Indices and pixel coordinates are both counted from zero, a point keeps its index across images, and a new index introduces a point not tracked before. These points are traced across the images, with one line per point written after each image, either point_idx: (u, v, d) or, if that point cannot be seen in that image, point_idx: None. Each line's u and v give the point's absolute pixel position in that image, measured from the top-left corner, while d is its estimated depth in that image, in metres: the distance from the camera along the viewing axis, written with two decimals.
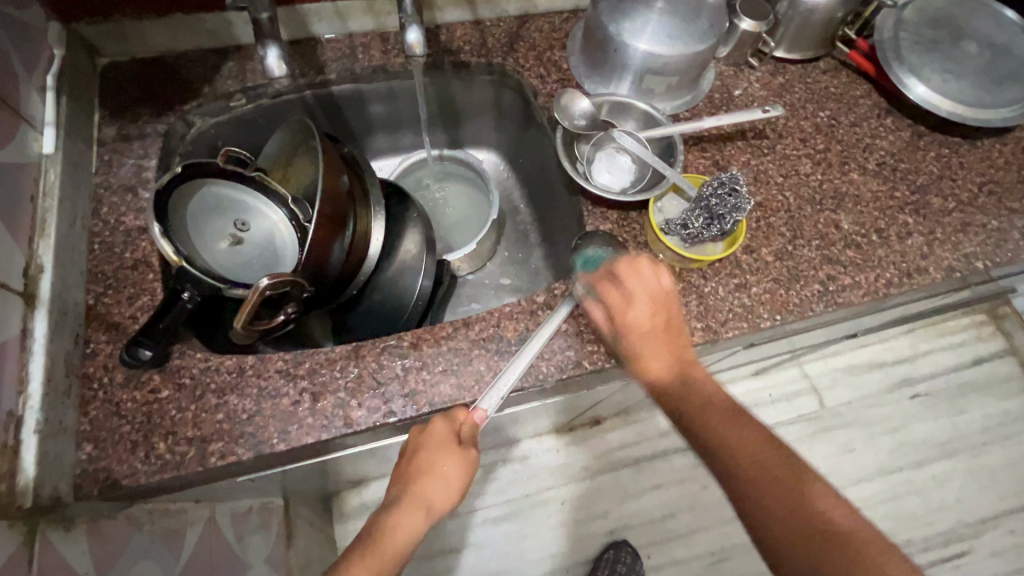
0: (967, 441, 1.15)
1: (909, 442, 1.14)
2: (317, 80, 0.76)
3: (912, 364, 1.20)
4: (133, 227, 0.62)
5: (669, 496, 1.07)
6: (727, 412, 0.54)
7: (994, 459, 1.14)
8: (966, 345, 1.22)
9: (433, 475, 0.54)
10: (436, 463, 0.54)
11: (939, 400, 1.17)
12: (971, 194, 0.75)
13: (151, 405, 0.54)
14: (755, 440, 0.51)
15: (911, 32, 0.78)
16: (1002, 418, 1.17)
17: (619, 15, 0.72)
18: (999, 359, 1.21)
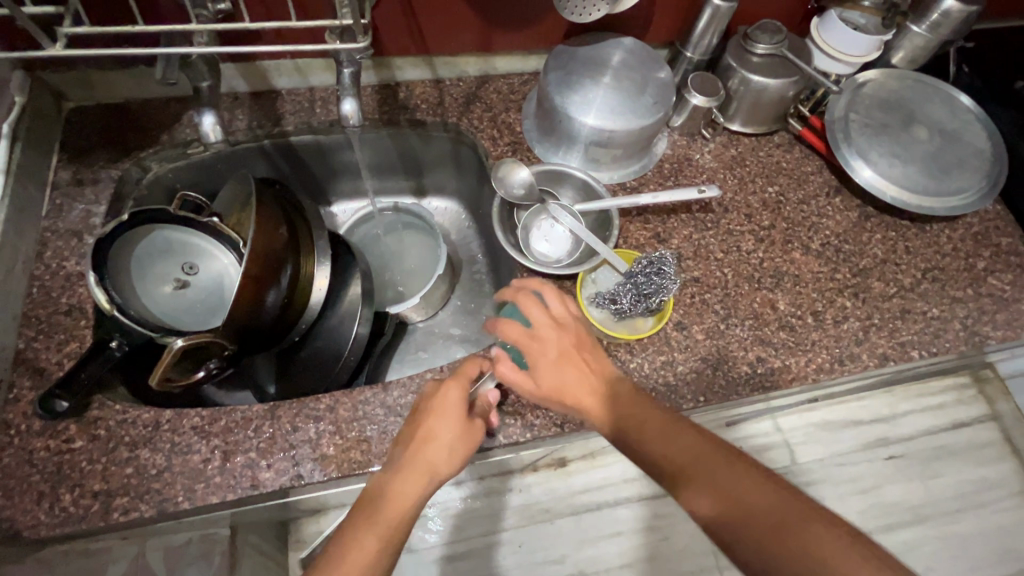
0: (941, 507, 0.94)
1: (879, 505, 0.93)
2: (275, 131, 0.78)
3: (890, 423, 0.97)
4: (72, 273, 0.64)
5: (651, 553, 0.85)
6: (690, 445, 0.46)
7: (970, 527, 0.93)
8: (946, 409, 0.99)
9: (421, 452, 0.52)
10: (421, 439, 0.53)
11: (914, 463, 0.95)
12: (914, 280, 0.75)
13: (63, 456, 0.56)
14: (729, 472, 0.42)
15: (861, 114, 0.79)
16: (978, 485, 0.95)
17: (566, 87, 0.73)
18: (982, 424, 0.99)
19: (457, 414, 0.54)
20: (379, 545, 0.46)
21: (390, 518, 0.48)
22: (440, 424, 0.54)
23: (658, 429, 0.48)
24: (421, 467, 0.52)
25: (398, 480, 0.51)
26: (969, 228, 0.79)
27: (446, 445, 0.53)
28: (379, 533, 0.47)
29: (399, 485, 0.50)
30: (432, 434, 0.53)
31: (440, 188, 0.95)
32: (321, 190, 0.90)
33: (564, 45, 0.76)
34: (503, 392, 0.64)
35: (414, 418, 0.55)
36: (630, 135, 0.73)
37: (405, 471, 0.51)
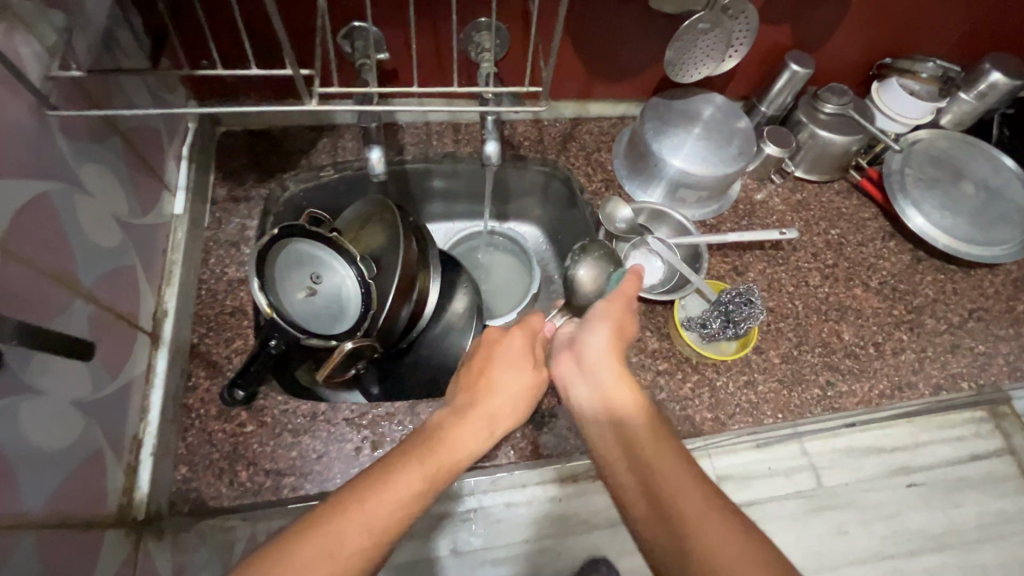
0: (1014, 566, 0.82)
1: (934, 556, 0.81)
2: (395, 159, 0.88)
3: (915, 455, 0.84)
4: (234, 278, 0.73)
5: None
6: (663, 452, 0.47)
7: None
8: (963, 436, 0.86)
9: (489, 401, 0.57)
10: (485, 388, 0.58)
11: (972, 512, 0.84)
12: (961, 318, 0.85)
13: (238, 437, 0.64)
14: (691, 493, 0.43)
15: (915, 169, 0.89)
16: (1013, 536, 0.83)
17: (661, 134, 0.83)
18: None
19: (522, 372, 0.60)
20: (424, 479, 0.47)
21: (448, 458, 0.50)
22: (507, 378, 0.59)
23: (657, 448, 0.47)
24: (484, 417, 0.55)
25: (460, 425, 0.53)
26: (1009, 275, 0.89)
27: (512, 397, 0.58)
28: (432, 467, 0.48)
29: (461, 432, 0.53)
30: (499, 386, 0.58)
31: (525, 214, 1.03)
32: (420, 210, 0.99)
33: (659, 97, 0.86)
34: None
35: (481, 370, 0.60)
36: (715, 179, 0.82)
37: (470, 418, 0.55)
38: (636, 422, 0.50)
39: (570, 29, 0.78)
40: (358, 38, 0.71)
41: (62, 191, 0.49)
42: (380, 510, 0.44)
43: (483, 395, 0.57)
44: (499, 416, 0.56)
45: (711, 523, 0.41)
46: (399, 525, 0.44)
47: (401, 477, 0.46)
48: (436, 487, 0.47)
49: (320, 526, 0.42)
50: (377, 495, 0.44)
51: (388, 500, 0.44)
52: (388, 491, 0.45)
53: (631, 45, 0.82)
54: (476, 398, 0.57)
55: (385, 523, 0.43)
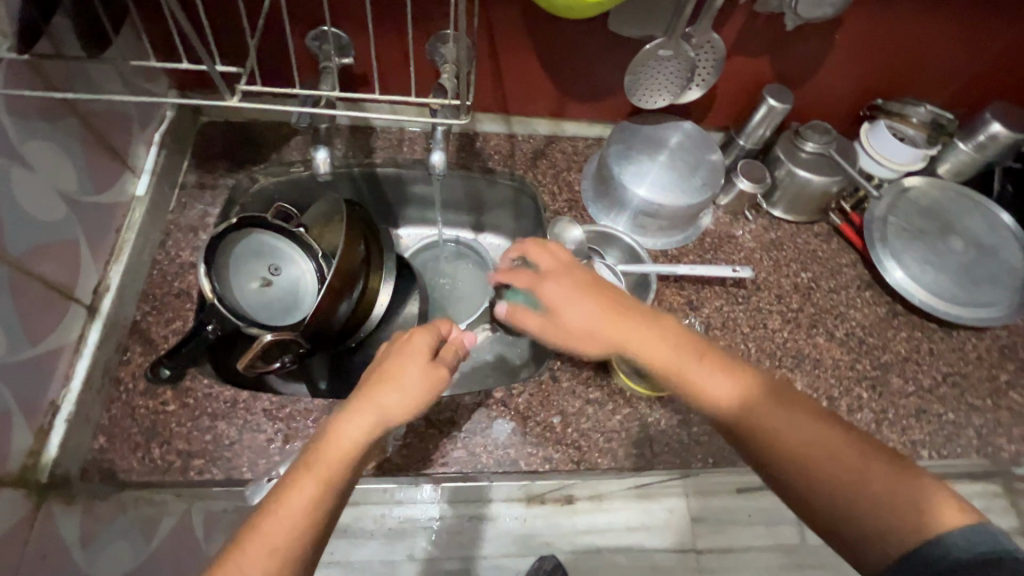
0: None
1: None
2: (365, 161, 0.90)
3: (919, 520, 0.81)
4: (186, 262, 0.76)
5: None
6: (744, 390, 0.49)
7: None
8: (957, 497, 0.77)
9: (379, 396, 0.51)
10: (378, 382, 0.52)
11: None
12: (933, 381, 0.79)
13: (157, 415, 0.66)
14: (779, 412, 0.47)
15: (900, 217, 0.84)
16: None
17: (624, 159, 0.82)
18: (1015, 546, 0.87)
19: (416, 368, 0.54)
20: (314, 492, 0.45)
21: (332, 461, 0.47)
22: (404, 370, 0.53)
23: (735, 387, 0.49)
24: (375, 408, 0.51)
25: (343, 422, 0.50)
26: (997, 339, 0.82)
27: (404, 387, 0.52)
28: (322, 472, 0.47)
29: (348, 432, 0.49)
30: (396, 378, 0.52)
31: (498, 226, 1.02)
32: (391, 213, 1.00)
33: (627, 121, 0.85)
34: (529, 425, 0.71)
35: (377, 363, 0.54)
36: (676, 210, 0.81)
37: (356, 415, 0.50)
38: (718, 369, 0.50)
39: (538, 47, 0.77)
40: (327, 41, 0.72)
41: None
42: (291, 515, 0.44)
43: (375, 388, 0.52)
44: (391, 406, 0.51)
45: (823, 452, 0.44)
46: (317, 520, 0.45)
47: (303, 487, 0.46)
48: (334, 498, 0.46)
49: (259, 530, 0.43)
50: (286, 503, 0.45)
51: (292, 511, 0.44)
52: (291, 500, 0.45)
53: (604, 66, 0.80)
54: (367, 391, 0.51)
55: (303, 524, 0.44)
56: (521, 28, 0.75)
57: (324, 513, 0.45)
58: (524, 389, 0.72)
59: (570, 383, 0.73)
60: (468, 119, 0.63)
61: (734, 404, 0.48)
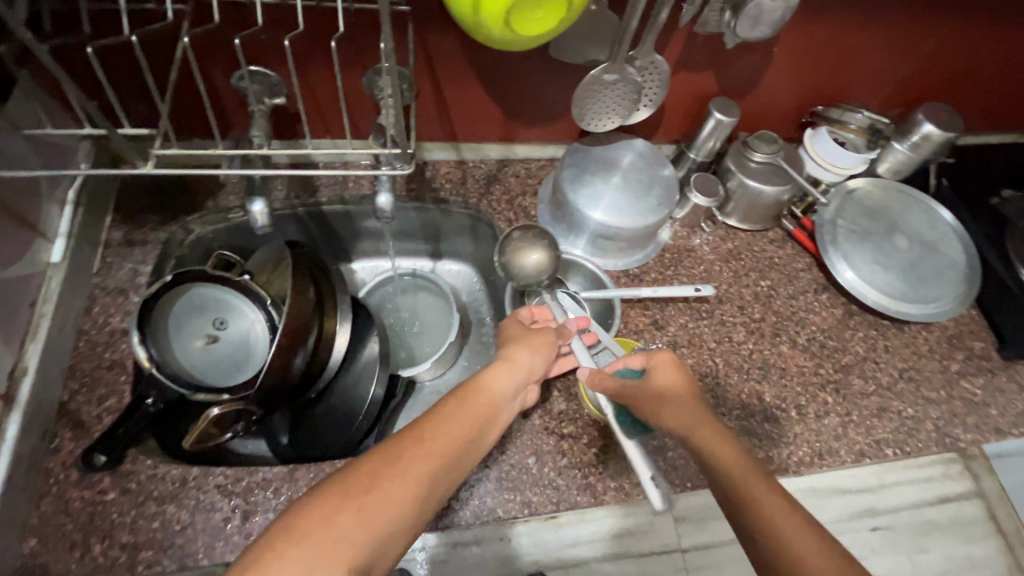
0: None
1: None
2: (308, 201, 0.85)
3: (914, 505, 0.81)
4: (117, 329, 0.70)
5: None
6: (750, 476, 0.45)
7: None
8: (932, 483, 0.77)
9: (515, 354, 0.63)
10: (515, 346, 0.64)
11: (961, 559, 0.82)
12: (891, 379, 0.81)
13: (96, 506, 0.60)
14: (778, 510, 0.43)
15: (848, 220, 0.86)
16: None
17: (577, 182, 0.81)
18: None
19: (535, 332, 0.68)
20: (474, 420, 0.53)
21: (483, 402, 0.55)
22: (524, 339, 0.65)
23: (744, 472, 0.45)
24: (515, 363, 0.62)
25: (492, 372, 0.59)
26: (945, 331, 0.85)
27: (536, 346, 0.65)
28: (472, 409, 0.54)
29: (496, 379, 0.59)
30: (529, 338, 0.66)
31: (457, 254, 0.98)
32: (343, 249, 0.95)
33: (579, 143, 0.84)
34: (503, 469, 0.68)
35: (508, 337, 0.68)
36: (634, 231, 0.80)
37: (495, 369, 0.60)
38: (757, 484, 0.45)
39: (481, 75, 0.74)
40: (255, 81, 0.66)
41: None
42: (433, 445, 0.48)
43: (515, 348, 0.64)
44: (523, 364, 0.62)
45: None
46: (454, 457, 0.48)
47: (456, 425, 0.51)
48: (482, 434, 0.53)
49: (396, 460, 0.45)
50: (417, 451, 0.47)
51: (439, 440, 0.48)
52: (424, 443, 0.47)
53: (550, 90, 0.78)
54: (508, 352, 0.63)
55: (437, 462, 0.47)
56: (462, 58, 0.71)
57: (467, 458, 0.50)
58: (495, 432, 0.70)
59: (542, 419, 0.71)
60: (411, 167, 0.62)
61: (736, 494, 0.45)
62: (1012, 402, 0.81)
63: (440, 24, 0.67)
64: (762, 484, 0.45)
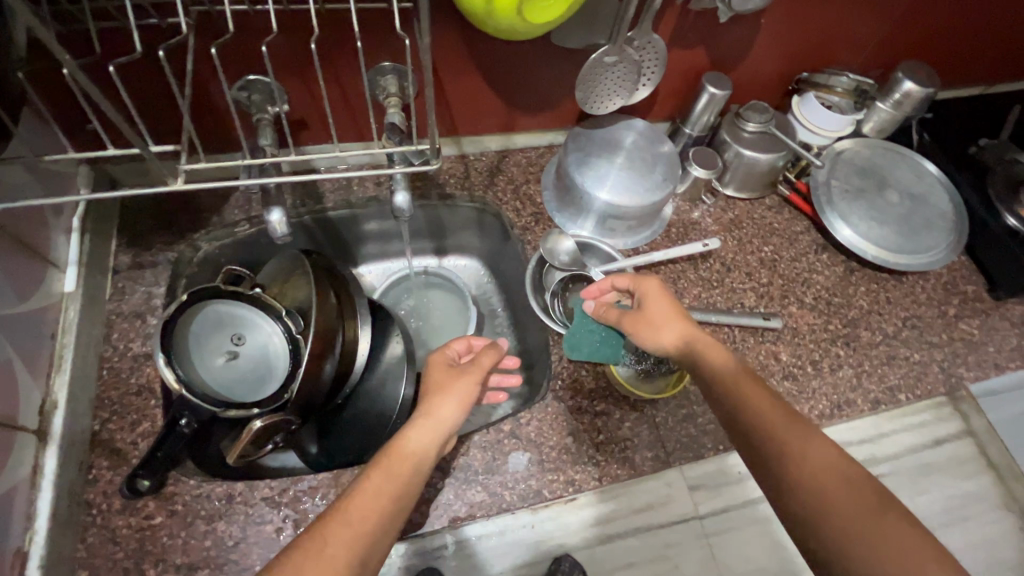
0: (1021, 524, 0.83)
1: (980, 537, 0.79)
2: (315, 208, 0.85)
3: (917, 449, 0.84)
4: (139, 353, 0.69)
5: None
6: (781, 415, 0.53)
7: None
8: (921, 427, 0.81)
9: (436, 407, 0.62)
10: (436, 397, 0.63)
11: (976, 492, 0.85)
12: (896, 328, 0.85)
13: (144, 531, 0.60)
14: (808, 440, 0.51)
15: (841, 180, 0.90)
16: None
17: (583, 165, 0.83)
18: None
19: (458, 377, 0.65)
20: (390, 496, 0.53)
21: (407, 464, 0.56)
22: (449, 385, 0.64)
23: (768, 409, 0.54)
24: (437, 417, 0.61)
25: (414, 429, 0.59)
26: (940, 278, 0.90)
27: (455, 396, 0.63)
28: (395, 474, 0.54)
29: (417, 436, 0.59)
30: (449, 388, 0.64)
31: (463, 247, 0.98)
32: (350, 254, 0.95)
33: (580, 127, 0.86)
34: (543, 452, 0.70)
35: (432, 382, 0.66)
36: (642, 209, 0.82)
37: (419, 424, 0.60)
38: (771, 413, 0.53)
39: (480, 67, 0.75)
40: (255, 90, 0.67)
41: None
42: (358, 524, 0.50)
43: (436, 399, 0.62)
44: (446, 416, 0.61)
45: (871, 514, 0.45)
46: (379, 525, 0.51)
47: (367, 502, 0.52)
48: (399, 506, 0.53)
49: (323, 546, 0.48)
50: (344, 531, 0.49)
51: (361, 512, 0.51)
52: (351, 522, 0.50)
53: (549, 78, 0.79)
54: (428, 403, 0.62)
55: (361, 540, 0.49)
56: (461, 51, 0.72)
57: (378, 542, 0.50)
58: (530, 417, 0.71)
59: (575, 400, 0.73)
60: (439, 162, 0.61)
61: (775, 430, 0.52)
62: (1006, 338, 0.86)
63: (441, 19, 0.67)
64: (776, 415, 0.53)
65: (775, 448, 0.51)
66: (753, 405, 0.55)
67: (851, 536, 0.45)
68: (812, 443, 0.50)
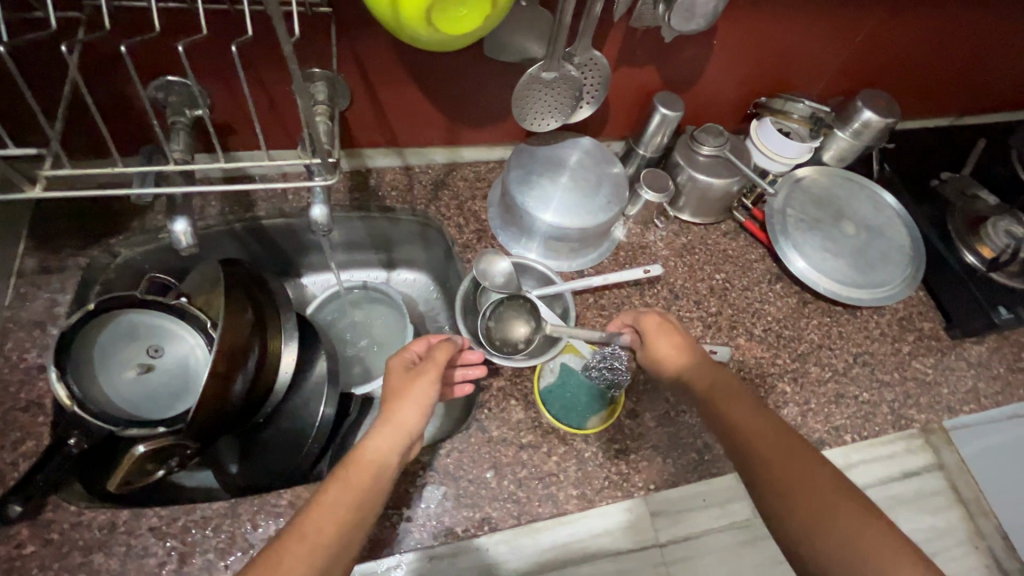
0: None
1: None
2: (247, 215, 0.81)
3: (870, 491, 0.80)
4: (32, 365, 0.65)
5: None
6: (767, 424, 0.55)
7: None
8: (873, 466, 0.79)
9: (398, 411, 0.60)
10: (395, 403, 0.60)
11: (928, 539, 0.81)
12: (846, 364, 0.82)
13: (13, 562, 0.56)
14: (792, 448, 0.52)
15: (797, 209, 0.87)
16: None
17: (525, 185, 0.79)
18: None
19: (415, 378, 0.62)
20: (347, 509, 0.52)
21: (365, 472, 0.55)
22: (407, 386, 0.62)
23: (756, 421, 0.56)
24: (399, 424, 0.59)
25: (375, 437, 0.58)
26: (896, 313, 0.87)
27: (415, 399, 0.61)
28: (353, 485, 0.53)
29: (374, 445, 0.57)
30: (408, 390, 0.61)
31: (410, 261, 0.95)
32: (288, 265, 0.91)
33: (526, 143, 0.82)
34: (461, 485, 0.66)
35: (390, 388, 0.63)
36: (585, 231, 0.78)
37: (380, 430, 0.58)
38: (755, 425, 0.55)
39: (416, 78, 0.72)
40: (173, 91, 0.64)
41: None
42: (314, 539, 0.49)
43: (396, 405, 0.60)
44: (409, 420, 0.60)
45: (863, 543, 0.45)
46: (340, 539, 0.50)
47: (325, 517, 0.50)
48: (360, 524, 0.52)
49: (275, 569, 0.46)
50: (301, 550, 0.48)
51: (319, 531, 0.49)
52: (307, 539, 0.48)
53: (491, 92, 0.76)
54: (388, 409, 0.60)
55: (319, 558, 0.48)
56: (395, 60, 0.69)
57: (337, 559, 0.49)
58: (451, 448, 0.67)
59: (500, 431, 0.69)
60: None
61: (754, 437, 0.54)
62: (962, 379, 0.83)
63: (367, 25, 0.64)
64: (762, 425, 0.55)
65: (768, 471, 0.51)
66: (737, 419, 0.56)
67: (844, 550, 0.45)
68: (799, 455, 0.51)
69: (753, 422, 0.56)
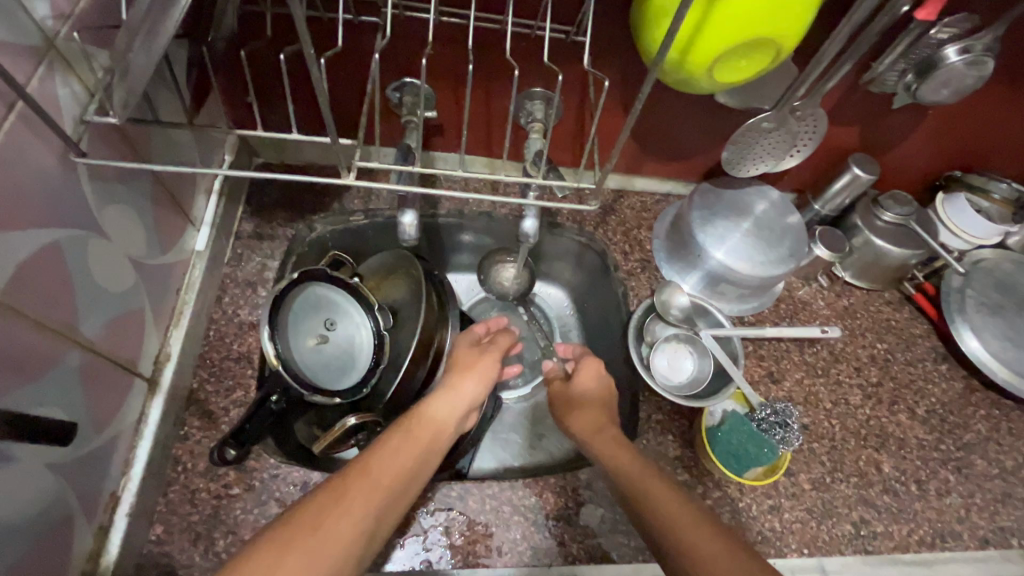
0: None
1: None
2: (428, 211, 0.85)
3: None
4: (245, 322, 0.71)
5: None
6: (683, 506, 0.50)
7: None
8: None
9: (460, 382, 0.65)
10: (460, 373, 0.66)
11: None
12: (1016, 464, 0.77)
13: (220, 500, 0.61)
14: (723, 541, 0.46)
15: (978, 291, 0.82)
16: None
17: (708, 224, 0.80)
18: None
19: (483, 355, 0.70)
20: (410, 459, 0.52)
21: (426, 431, 0.57)
22: (472, 361, 0.68)
23: (680, 508, 0.50)
24: (459, 391, 0.63)
25: (435, 402, 0.61)
26: None
27: (479, 373, 0.67)
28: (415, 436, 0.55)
29: (442, 407, 0.61)
30: (475, 365, 0.68)
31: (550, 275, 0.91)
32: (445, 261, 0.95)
33: (709, 185, 0.83)
34: (617, 511, 0.66)
35: (456, 361, 0.69)
36: (763, 279, 0.78)
37: (443, 395, 0.62)
38: (687, 513, 0.49)
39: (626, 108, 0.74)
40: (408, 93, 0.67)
41: (76, 239, 0.48)
42: (377, 477, 0.49)
43: (461, 375, 0.66)
44: (471, 392, 0.65)
45: None
46: (400, 485, 0.50)
47: (390, 460, 0.51)
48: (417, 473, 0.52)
49: (342, 496, 0.46)
50: (364, 484, 0.47)
51: (384, 473, 0.49)
52: (370, 475, 0.48)
53: (690, 131, 0.78)
54: (452, 379, 0.65)
55: (381, 496, 0.47)
56: (616, 90, 0.71)
57: (396, 502, 0.49)
58: None
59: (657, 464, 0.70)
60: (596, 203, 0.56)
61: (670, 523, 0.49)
62: None
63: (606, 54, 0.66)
64: (682, 508, 0.50)
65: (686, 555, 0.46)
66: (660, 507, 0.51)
67: None
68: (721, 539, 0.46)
69: (683, 520, 0.49)
